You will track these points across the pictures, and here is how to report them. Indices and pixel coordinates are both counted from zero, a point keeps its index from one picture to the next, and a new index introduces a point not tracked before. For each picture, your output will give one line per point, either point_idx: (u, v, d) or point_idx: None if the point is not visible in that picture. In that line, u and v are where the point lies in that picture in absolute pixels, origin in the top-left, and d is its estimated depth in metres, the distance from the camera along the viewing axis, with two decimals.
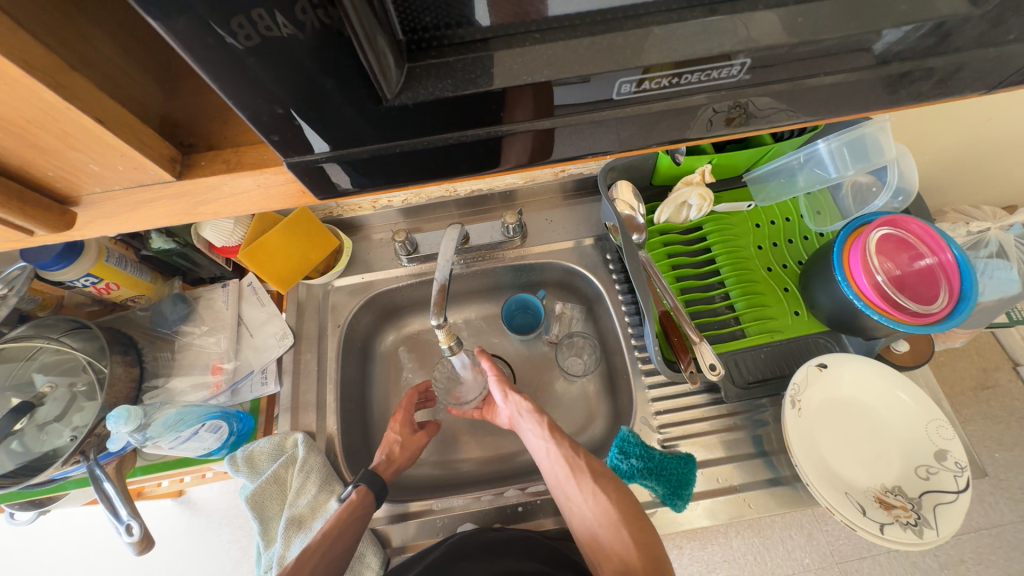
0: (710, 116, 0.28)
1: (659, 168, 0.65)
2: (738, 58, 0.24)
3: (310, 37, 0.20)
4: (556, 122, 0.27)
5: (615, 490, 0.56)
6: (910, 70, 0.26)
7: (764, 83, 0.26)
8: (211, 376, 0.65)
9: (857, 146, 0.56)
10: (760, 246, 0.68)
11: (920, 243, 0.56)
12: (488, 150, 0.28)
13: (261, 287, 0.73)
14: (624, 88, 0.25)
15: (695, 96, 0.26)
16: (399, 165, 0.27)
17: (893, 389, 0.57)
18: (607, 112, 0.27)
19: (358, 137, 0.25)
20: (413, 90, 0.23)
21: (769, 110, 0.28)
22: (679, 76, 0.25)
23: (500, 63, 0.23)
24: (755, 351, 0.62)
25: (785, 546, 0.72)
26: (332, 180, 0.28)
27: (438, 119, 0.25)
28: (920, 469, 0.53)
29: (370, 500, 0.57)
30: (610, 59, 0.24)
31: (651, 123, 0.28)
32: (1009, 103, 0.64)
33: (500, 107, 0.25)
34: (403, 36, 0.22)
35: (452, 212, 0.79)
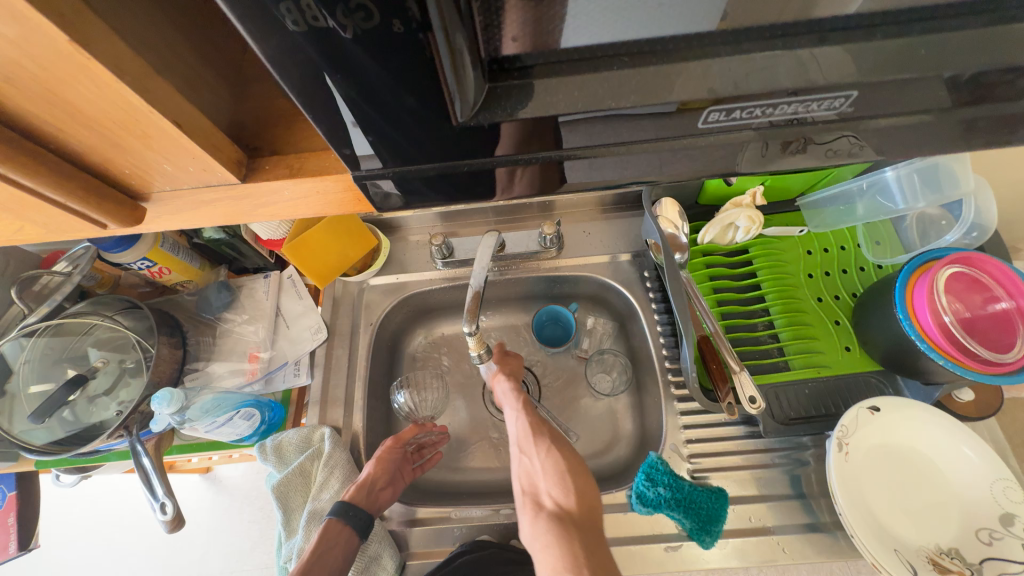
0: (792, 148, 0.26)
1: (707, 187, 0.63)
2: (847, 91, 0.23)
3: (355, 38, 0.19)
4: (626, 142, 0.26)
5: (556, 445, 0.61)
6: (1021, 108, 0.24)
7: (856, 114, 0.24)
8: (247, 363, 0.67)
9: (929, 174, 0.54)
10: (811, 274, 0.64)
11: (996, 285, 0.52)
12: (529, 174, 0.27)
13: (300, 281, 0.75)
14: (712, 117, 0.24)
15: (778, 127, 0.25)
16: (462, 184, 0.27)
17: (952, 440, 0.52)
18: (688, 139, 0.26)
19: (426, 154, 0.25)
20: (490, 110, 0.23)
21: (846, 148, 0.26)
22: (773, 106, 0.24)
23: (583, 87, 0.23)
24: (799, 386, 0.59)
25: None
26: (385, 193, 0.28)
27: (512, 140, 0.25)
28: (982, 532, 0.49)
29: (342, 530, 0.54)
30: (699, 84, 0.22)
31: (723, 151, 0.27)
32: None
33: (564, 129, 0.24)
34: (486, 56, 0.21)
35: (489, 219, 0.79)
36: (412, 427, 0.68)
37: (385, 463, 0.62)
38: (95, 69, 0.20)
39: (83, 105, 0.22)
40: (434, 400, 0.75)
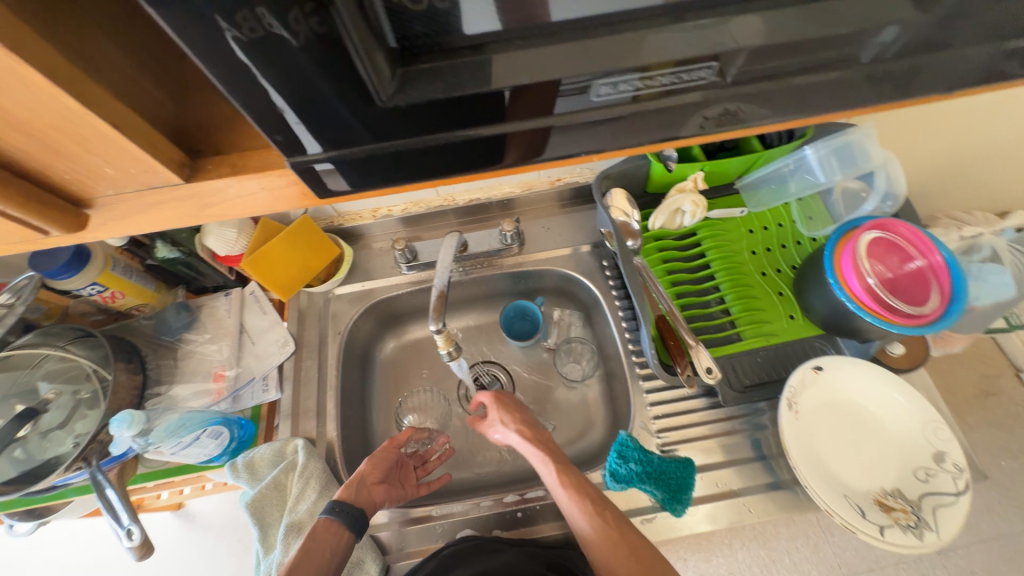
0: (685, 117, 0.29)
1: (653, 174, 0.66)
2: (711, 60, 0.26)
3: (304, 42, 0.21)
4: (529, 125, 0.28)
5: (642, 550, 0.52)
6: (876, 72, 0.28)
7: (741, 80, 0.27)
8: (213, 383, 0.66)
9: (845, 151, 0.59)
10: (755, 251, 0.69)
11: (909, 246, 0.57)
12: (509, 144, 0.29)
13: (263, 296, 0.74)
14: (602, 90, 0.27)
15: (664, 98, 0.28)
16: (390, 165, 0.29)
17: (889, 391, 0.57)
18: (586, 113, 0.28)
19: (353, 139, 0.26)
20: (407, 93, 0.25)
21: (736, 114, 0.30)
22: (651, 78, 0.26)
23: (498, 64, 0.25)
24: (752, 354, 0.63)
25: (791, 558, 0.73)
26: (326, 181, 0.29)
27: (440, 119, 0.26)
28: (919, 471, 0.53)
29: (331, 526, 0.53)
30: (591, 60, 0.25)
31: (623, 126, 0.29)
32: (987, 112, 0.69)
33: (508, 99, 0.26)
34: (396, 44, 0.24)
35: (451, 221, 0.80)
36: (408, 430, 0.68)
37: (378, 462, 0.62)
38: (26, 72, 0.20)
39: (16, 111, 0.22)
40: (419, 409, 0.76)
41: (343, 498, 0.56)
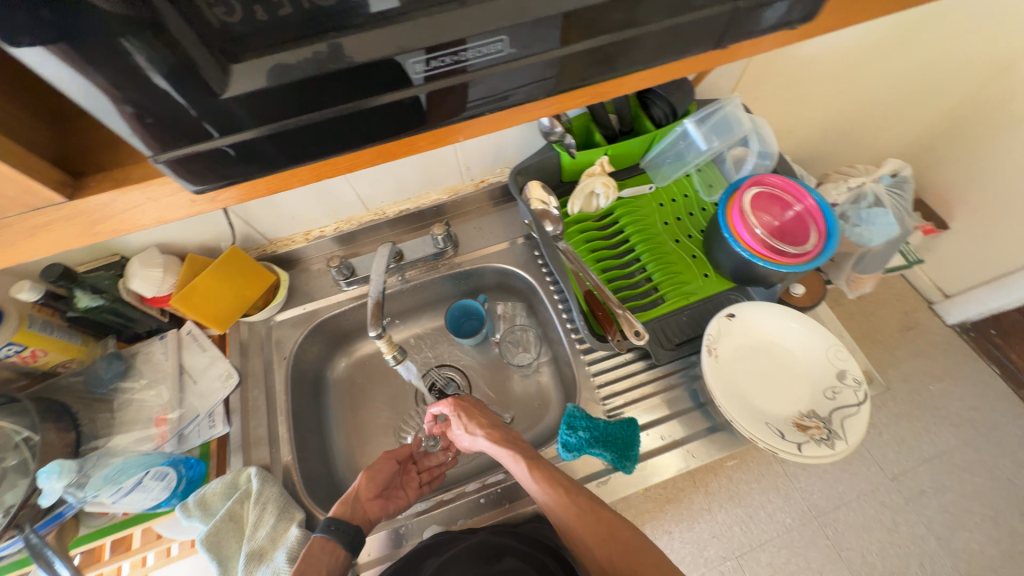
0: (509, 87, 0.31)
1: (563, 164, 0.71)
2: (499, 35, 0.28)
3: (168, 53, 0.23)
4: (369, 104, 0.29)
5: (620, 531, 0.54)
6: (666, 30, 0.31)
7: (572, 41, 0.29)
8: (155, 428, 0.64)
9: (723, 123, 0.67)
10: (666, 222, 0.76)
11: (786, 195, 0.65)
12: (430, 104, 0.30)
13: (201, 334, 0.72)
14: (417, 68, 0.28)
15: (476, 71, 0.29)
16: (274, 149, 0.30)
17: (795, 325, 0.63)
18: (405, 92, 0.29)
19: (222, 128, 0.27)
20: (239, 86, 0.25)
21: (562, 75, 0.31)
22: (456, 53, 0.28)
23: (365, 42, 0.26)
24: (677, 315, 0.69)
25: (768, 509, 1.07)
26: (235, 164, 0.30)
27: (289, 104, 0.27)
28: (827, 391, 0.60)
29: (327, 544, 0.54)
30: (389, 40, 0.26)
31: (459, 99, 0.31)
32: (831, 75, 0.81)
33: (404, 62, 0.27)
34: (217, 44, 0.24)
35: (387, 234, 0.82)
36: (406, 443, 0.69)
37: (374, 475, 0.63)
38: None
39: None
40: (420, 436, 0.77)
41: (338, 514, 0.58)
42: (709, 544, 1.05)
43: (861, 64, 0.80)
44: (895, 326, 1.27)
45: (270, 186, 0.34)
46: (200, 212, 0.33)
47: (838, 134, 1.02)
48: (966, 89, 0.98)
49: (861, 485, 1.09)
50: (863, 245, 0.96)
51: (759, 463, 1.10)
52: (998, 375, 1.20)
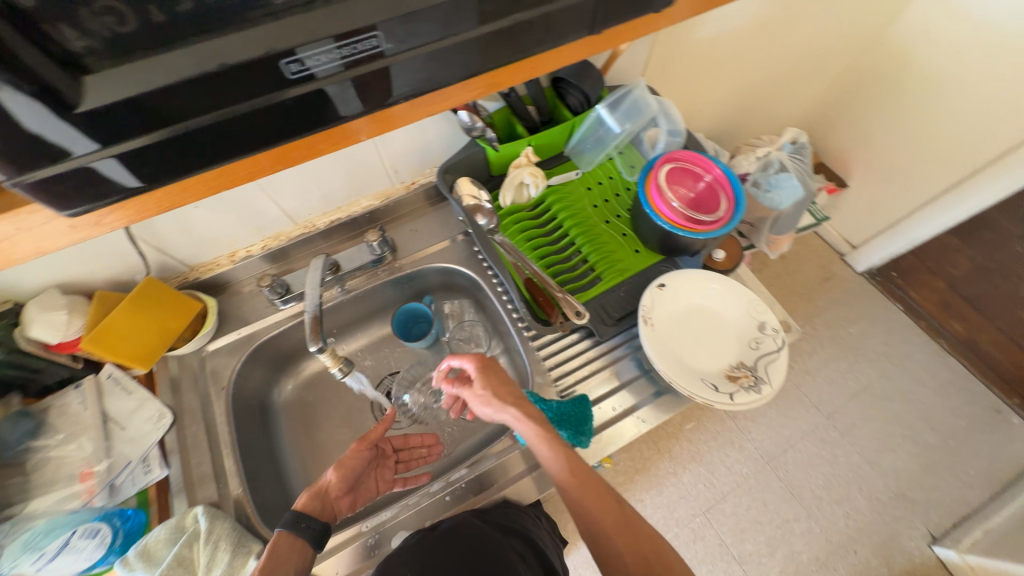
0: (393, 79, 0.32)
1: (490, 158, 0.72)
2: (372, 30, 0.29)
3: (14, 78, 0.22)
4: (282, 96, 0.30)
5: (634, 525, 0.49)
6: (532, 18, 0.33)
7: (488, 19, 0.32)
8: (80, 484, 0.58)
9: (632, 105, 0.72)
10: (596, 205, 0.78)
11: (696, 166, 0.70)
12: (336, 97, 0.32)
13: (124, 375, 0.66)
14: (292, 68, 0.28)
15: (353, 67, 0.30)
16: (163, 157, 0.30)
17: (721, 286, 0.69)
18: (285, 92, 0.30)
19: (97, 142, 0.27)
20: (98, 97, 0.25)
21: (440, 67, 0.33)
22: (329, 52, 0.29)
23: (229, 45, 0.26)
24: (615, 291, 0.72)
25: (727, 463, 1.15)
26: (112, 178, 0.29)
27: (156, 111, 0.27)
28: (751, 342, 0.66)
29: (295, 543, 0.51)
30: (257, 43, 0.27)
31: (367, 86, 0.32)
32: (727, 55, 0.88)
33: (304, 56, 0.28)
34: (62, 56, 0.23)
35: (321, 246, 0.80)
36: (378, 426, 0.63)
37: (346, 469, 0.60)
38: None
39: None
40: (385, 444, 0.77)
41: (304, 507, 0.55)
42: (679, 505, 1.11)
43: (751, 44, 0.88)
44: (814, 279, 1.40)
45: (170, 201, 0.34)
46: (80, 241, 0.33)
47: (743, 109, 1.11)
48: (843, 61, 1.10)
49: (802, 427, 1.20)
50: (775, 209, 1.05)
51: (713, 421, 1.19)
52: (901, 310, 1.36)
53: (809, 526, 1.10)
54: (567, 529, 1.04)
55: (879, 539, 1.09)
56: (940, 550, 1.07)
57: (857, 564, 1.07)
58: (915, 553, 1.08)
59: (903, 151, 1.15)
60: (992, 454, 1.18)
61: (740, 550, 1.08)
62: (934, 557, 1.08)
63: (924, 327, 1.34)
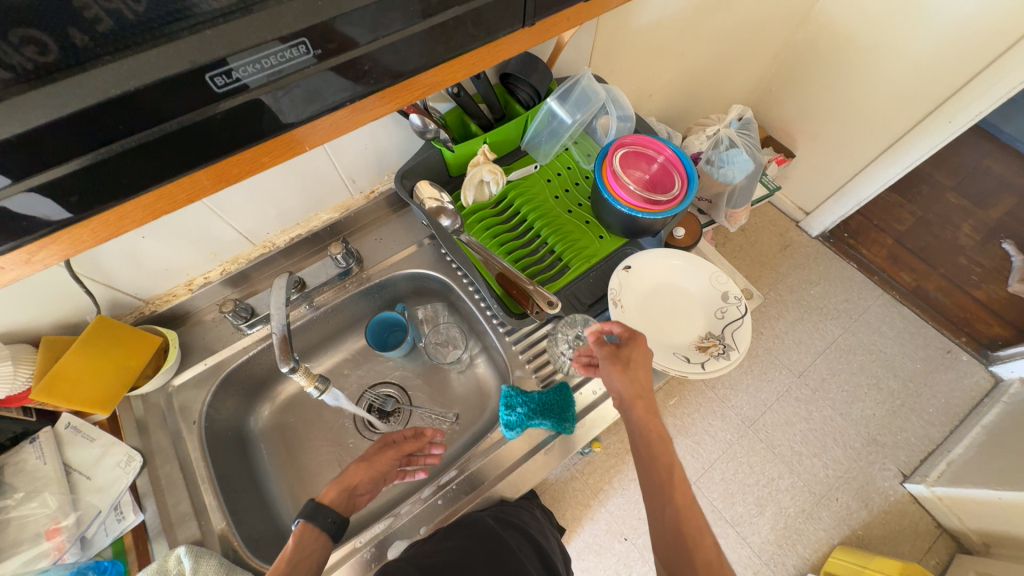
0: (332, 87, 0.32)
1: (447, 159, 0.71)
2: (299, 37, 0.29)
3: None
4: (215, 110, 0.29)
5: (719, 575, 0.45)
6: (462, 14, 0.33)
7: (433, 13, 0.32)
8: (47, 542, 0.54)
9: (581, 95, 0.72)
10: (557, 195, 0.79)
11: (648, 149, 0.72)
12: (273, 107, 0.31)
13: (84, 424, 0.63)
14: (220, 81, 0.28)
15: (285, 77, 0.30)
16: (94, 184, 0.28)
17: (688, 262, 0.71)
18: (216, 107, 0.29)
19: (15, 173, 0.26)
20: (10, 125, 0.24)
21: (377, 69, 0.33)
22: (259, 61, 0.28)
23: (148, 62, 0.26)
24: (584, 279, 0.74)
25: (711, 432, 1.19)
26: (38, 213, 0.28)
27: (77, 136, 0.26)
28: (717, 312, 0.68)
29: (320, 534, 0.53)
30: (178, 58, 0.26)
31: (303, 95, 0.31)
32: (670, 39, 0.91)
33: (233, 66, 0.28)
34: None
35: (283, 265, 0.78)
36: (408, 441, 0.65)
37: (372, 470, 0.62)
38: None
39: None
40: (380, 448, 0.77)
41: (330, 501, 0.58)
42: None
43: (690, 26, 0.90)
44: (774, 248, 1.46)
45: (107, 230, 0.32)
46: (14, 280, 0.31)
47: (690, 91, 1.15)
48: (778, 37, 1.15)
49: (776, 389, 1.26)
50: (729, 183, 1.08)
51: (694, 394, 1.23)
52: (856, 268, 1.44)
53: (793, 481, 1.15)
54: (565, 518, 1.06)
55: (857, 485, 1.16)
56: (911, 486, 1.14)
57: (840, 511, 1.13)
58: (890, 492, 1.15)
59: (842, 118, 1.21)
60: (948, 391, 1.27)
61: (731, 513, 1.12)
62: (907, 494, 1.15)
63: (878, 282, 1.42)
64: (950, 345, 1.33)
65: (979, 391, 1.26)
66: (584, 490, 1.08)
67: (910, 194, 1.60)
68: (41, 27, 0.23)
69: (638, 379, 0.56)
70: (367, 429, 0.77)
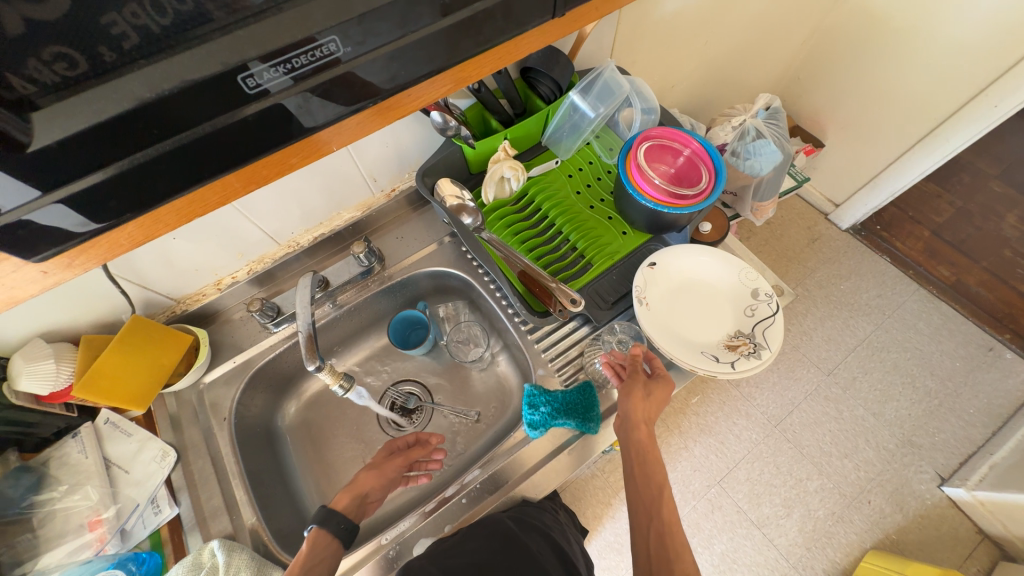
0: (359, 87, 0.32)
1: (468, 156, 0.71)
2: (325, 36, 0.28)
3: None
4: (242, 114, 0.29)
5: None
6: (490, 7, 0.32)
7: (457, 8, 0.31)
8: (90, 533, 0.57)
9: (604, 87, 0.71)
10: (578, 191, 0.78)
11: (674, 142, 0.70)
12: (300, 109, 0.31)
13: (122, 419, 0.65)
14: (250, 83, 0.28)
15: (314, 77, 0.30)
16: (126, 191, 0.29)
17: (715, 259, 0.69)
18: (245, 109, 0.29)
19: (54, 179, 0.26)
20: (52, 134, 0.25)
21: (403, 66, 0.32)
22: (286, 62, 0.28)
23: (177, 66, 0.26)
24: (608, 276, 0.72)
25: (736, 431, 1.16)
26: (74, 221, 0.29)
27: (113, 143, 0.26)
28: (746, 309, 0.66)
29: (331, 541, 0.55)
30: (210, 60, 0.26)
31: (330, 96, 0.31)
32: (697, 25, 0.87)
33: (261, 68, 0.28)
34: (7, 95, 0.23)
35: (307, 264, 0.79)
36: (415, 448, 0.68)
37: (380, 478, 0.64)
38: None
39: None
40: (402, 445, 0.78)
41: (341, 508, 0.59)
42: (694, 478, 1.12)
43: (717, 13, 0.87)
44: (802, 241, 1.41)
45: (144, 235, 0.33)
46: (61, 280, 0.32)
47: (715, 80, 1.11)
48: (809, 23, 1.10)
49: (805, 387, 1.22)
50: (756, 175, 1.05)
51: (718, 392, 1.20)
52: (889, 262, 1.38)
53: (822, 483, 1.11)
54: (586, 515, 1.05)
55: (891, 488, 1.11)
56: (950, 489, 1.09)
57: (872, 514, 1.09)
58: (927, 496, 1.10)
59: (876, 105, 1.15)
60: (990, 391, 1.20)
61: (758, 515, 1.09)
62: (945, 498, 1.10)
63: (913, 276, 1.36)
64: (992, 342, 1.26)
65: None
66: (605, 488, 1.07)
67: (949, 183, 1.53)
68: (68, 43, 0.23)
69: (651, 408, 0.58)
70: (391, 426, 0.78)
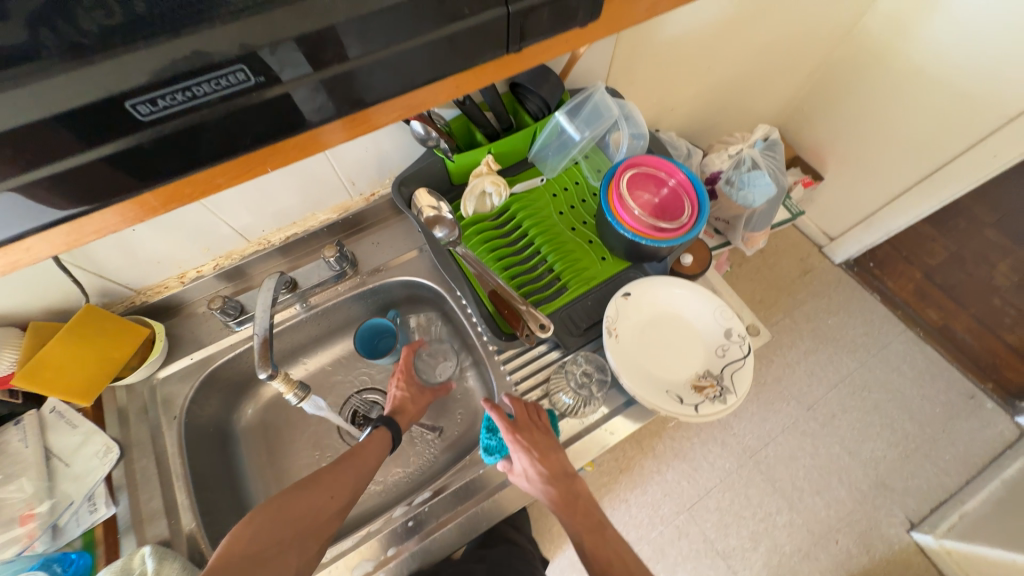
0: (286, 109, 0.31)
1: (449, 168, 0.69)
2: (234, 63, 0.26)
3: None
4: (141, 137, 0.28)
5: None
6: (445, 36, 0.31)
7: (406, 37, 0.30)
8: (19, 528, 0.54)
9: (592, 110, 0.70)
10: (561, 211, 0.76)
11: (660, 171, 0.68)
12: (210, 134, 0.29)
13: (69, 408, 0.62)
14: (143, 108, 0.26)
15: (221, 103, 0.28)
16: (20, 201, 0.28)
17: (691, 295, 0.67)
18: (141, 131, 0.27)
19: None
20: None
21: (334, 90, 0.31)
22: (189, 88, 0.26)
23: (53, 89, 0.24)
24: (583, 301, 0.70)
25: (711, 458, 1.15)
26: None
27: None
28: (718, 349, 0.65)
29: (387, 442, 0.64)
30: (94, 85, 0.24)
31: (243, 120, 0.30)
32: (699, 52, 0.86)
33: (157, 95, 0.26)
34: None
35: (278, 263, 0.77)
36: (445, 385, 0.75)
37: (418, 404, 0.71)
38: None
39: None
40: None
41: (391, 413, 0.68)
42: (663, 503, 1.11)
43: (720, 42, 0.86)
44: (793, 273, 1.40)
45: (68, 243, 0.33)
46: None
47: (716, 106, 1.09)
48: (816, 56, 1.09)
49: (783, 420, 1.20)
50: (749, 206, 1.04)
51: None
52: (878, 301, 1.37)
53: (791, 518, 1.10)
54: (549, 535, 1.04)
55: (860, 529, 1.10)
56: (918, 535, 1.09)
57: (839, 553, 1.08)
58: (894, 540, 1.09)
59: (874, 142, 1.15)
60: (968, 439, 1.19)
61: (723, 545, 1.08)
62: (912, 544, 1.09)
63: (901, 317, 1.35)
64: (974, 390, 1.25)
65: (1001, 442, 1.19)
66: None
67: (946, 227, 1.51)
68: None
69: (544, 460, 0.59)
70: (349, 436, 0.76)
